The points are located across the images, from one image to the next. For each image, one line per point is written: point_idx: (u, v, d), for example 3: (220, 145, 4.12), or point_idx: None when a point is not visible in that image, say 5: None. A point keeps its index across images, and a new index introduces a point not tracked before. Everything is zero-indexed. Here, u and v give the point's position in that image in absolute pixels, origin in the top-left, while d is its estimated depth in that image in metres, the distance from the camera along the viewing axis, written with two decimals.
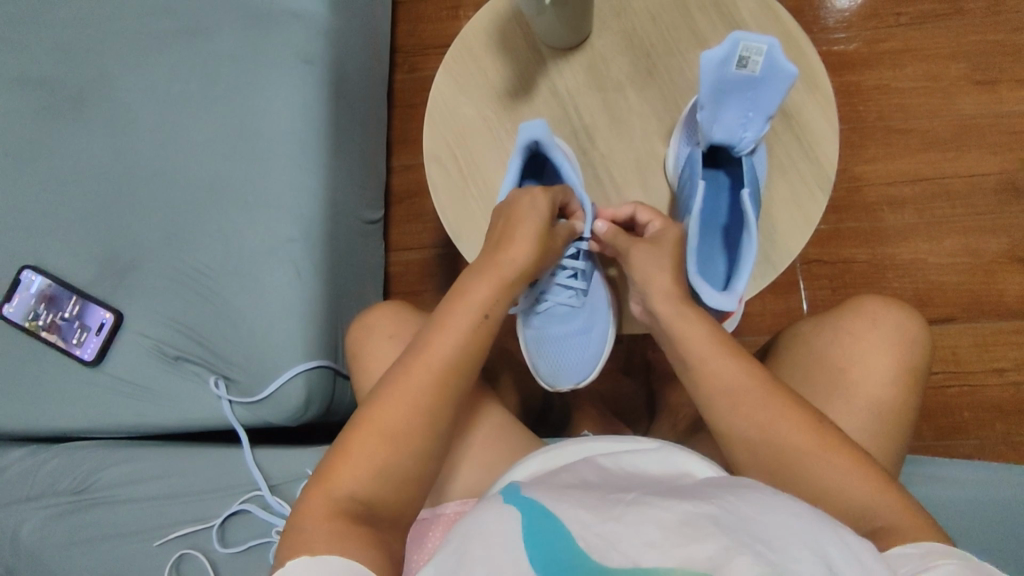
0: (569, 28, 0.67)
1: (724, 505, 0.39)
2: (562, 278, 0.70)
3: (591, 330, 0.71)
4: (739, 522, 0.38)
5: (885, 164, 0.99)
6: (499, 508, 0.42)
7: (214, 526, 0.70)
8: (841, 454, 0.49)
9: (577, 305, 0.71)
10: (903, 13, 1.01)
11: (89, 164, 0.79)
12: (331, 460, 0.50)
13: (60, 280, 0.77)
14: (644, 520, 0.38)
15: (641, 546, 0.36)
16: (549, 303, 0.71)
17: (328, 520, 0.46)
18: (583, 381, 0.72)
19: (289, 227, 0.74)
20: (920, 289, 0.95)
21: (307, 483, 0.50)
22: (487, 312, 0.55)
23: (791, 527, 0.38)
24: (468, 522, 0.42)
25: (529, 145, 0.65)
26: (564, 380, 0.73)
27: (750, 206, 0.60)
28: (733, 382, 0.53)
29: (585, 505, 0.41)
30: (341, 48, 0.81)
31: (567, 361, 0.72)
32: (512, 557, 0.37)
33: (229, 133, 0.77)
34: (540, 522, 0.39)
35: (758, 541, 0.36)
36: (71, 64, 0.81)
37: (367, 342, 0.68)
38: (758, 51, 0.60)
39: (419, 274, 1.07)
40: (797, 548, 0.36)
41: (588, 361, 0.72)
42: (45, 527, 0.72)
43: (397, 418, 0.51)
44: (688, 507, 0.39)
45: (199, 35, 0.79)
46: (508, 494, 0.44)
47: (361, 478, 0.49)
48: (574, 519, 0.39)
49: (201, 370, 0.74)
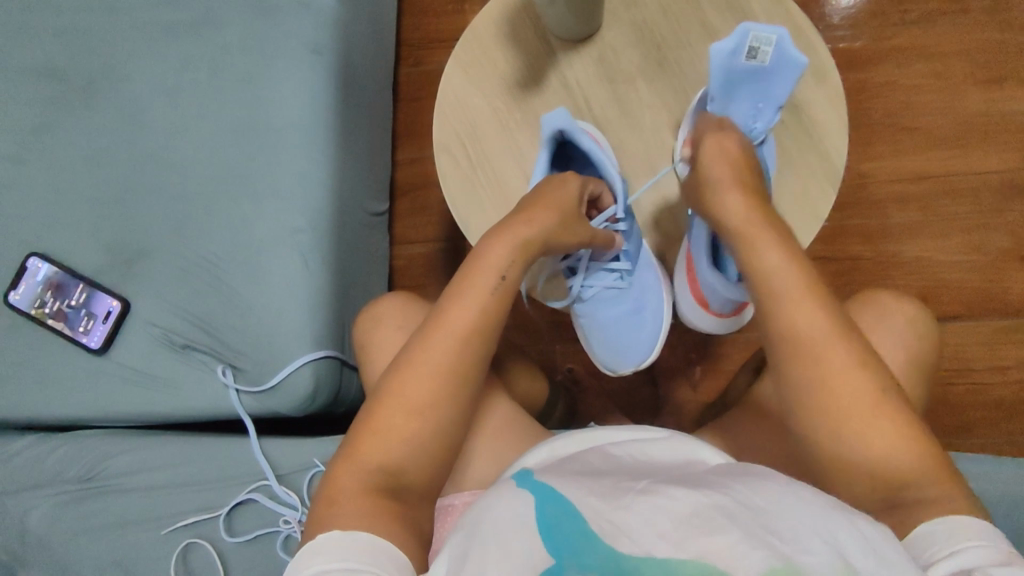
0: (579, 20, 0.67)
1: (736, 495, 0.39)
2: (604, 262, 0.70)
3: (644, 310, 0.71)
4: (751, 513, 0.38)
5: (890, 162, 0.99)
6: (511, 493, 0.42)
7: (221, 515, 0.70)
8: (885, 428, 0.47)
9: (623, 288, 0.71)
10: (909, 11, 1.01)
11: (96, 152, 0.78)
12: (348, 439, 0.50)
13: (66, 268, 0.76)
14: (656, 508, 0.38)
15: (652, 535, 0.36)
16: (595, 289, 0.71)
17: (357, 496, 0.47)
18: (645, 362, 0.72)
19: (297, 216, 0.74)
20: (925, 286, 0.96)
21: (337, 451, 0.51)
22: (504, 274, 0.55)
23: (802, 516, 0.38)
24: (482, 510, 0.42)
25: (554, 136, 0.65)
26: (624, 364, 0.73)
27: (763, 197, 0.60)
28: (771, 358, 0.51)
29: (596, 492, 0.41)
30: (350, 38, 0.81)
31: (624, 345, 0.73)
32: (523, 542, 0.38)
33: (237, 122, 0.76)
34: (551, 509, 0.39)
35: (770, 533, 0.36)
36: (77, 51, 0.81)
37: (375, 332, 0.68)
38: (768, 42, 0.60)
39: (424, 267, 1.06)
40: (810, 539, 0.36)
41: (646, 342, 0.72)
42: (50, 515, 0.72)
43: (424, 392, 0.51)
44: (699, 496, 0.39)
45: (207, 24, 0.79)
46: (520, 481, 0.44)
47: (387, 454, 0.49)
48: (585, 505, 0.39)
49: (208, 359, 0.74)
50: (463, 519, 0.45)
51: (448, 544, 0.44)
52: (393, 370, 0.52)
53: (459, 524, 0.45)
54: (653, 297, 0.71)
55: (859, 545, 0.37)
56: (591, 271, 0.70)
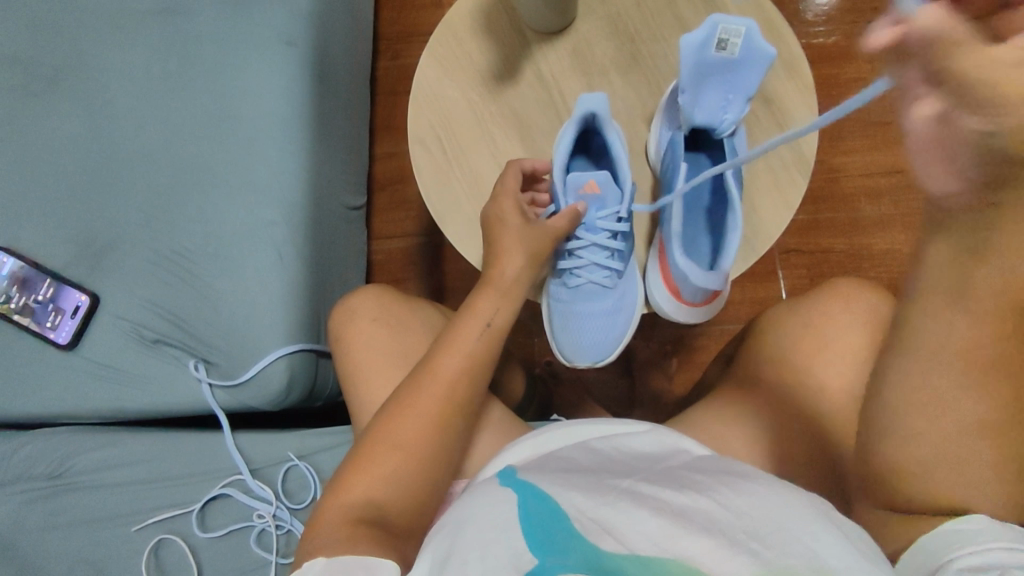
0: (554, 12, 0.67)
1: (717, 497, 0.40)
2: (598, 257, 0.68)
3: (620, 313, 0.70)
4: (734, 517, 0.38)
5: (863, 156, 1.01)
6: (499, 493, 0.43)
7: (194, 511, 0.70)
8: None
9: (609, 285, 0.69)
10: (880, 8, 1.03)
11: (64, 144, 0.77)
12: (319, 514, 0.51)
13: (32, 262, 0.75)
14: (639, 508, 0.38)
15: (633, 532, 0.37)
16: (581, 279, 0.69)
17: (335, 530, 0.48)
18: (601, 362, 0.72)
19: (271, 208, 0.73)
20: (895, 278, 0.98)
21: (344, 461, 0.54)
22: (489, 321, 0.58)
23: (784, 519, 0.38)
24: (466, 509, 0.43)
25: (586, 118, 0.66)
26: (582, 357, 0.72)
27: (733, 186, 0.61)
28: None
29: (580, 490, 0.42)
30: (325, 28, 0.80)
31: (587, 338, 0.71)
32: (504, 536, 0.38)
33: (210, 114, 0.75)
34: (535, 509, 0.40)
35: (752, 537, 0.36)
36: (43, 42, 0.79)
37: (349, 326, 0.67)
38: (737, 34, 0.61)
39: (402, 262, 1.06)
40: (789, 542, 0.36)
41: (610, 342, 0.71)
42: (16, 514, 0.71)
43: (383, 457, 0.52)
44: (683, 500, 0.39)
45: (179, 14, 0.78)
46: (507, 480, 0.45)
47: (371, 489, 0.51)
48: (569, 502, 0.40)
49: (181, 354, 0.73)
50: (444, 518, 0.45)
51: (429, 545, 0.43)
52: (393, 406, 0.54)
53: (441, 523, 0.44)
54: (631, 301, 0.70)
55: (838, 543, 0.36)
56: (585, 261, 0.68)
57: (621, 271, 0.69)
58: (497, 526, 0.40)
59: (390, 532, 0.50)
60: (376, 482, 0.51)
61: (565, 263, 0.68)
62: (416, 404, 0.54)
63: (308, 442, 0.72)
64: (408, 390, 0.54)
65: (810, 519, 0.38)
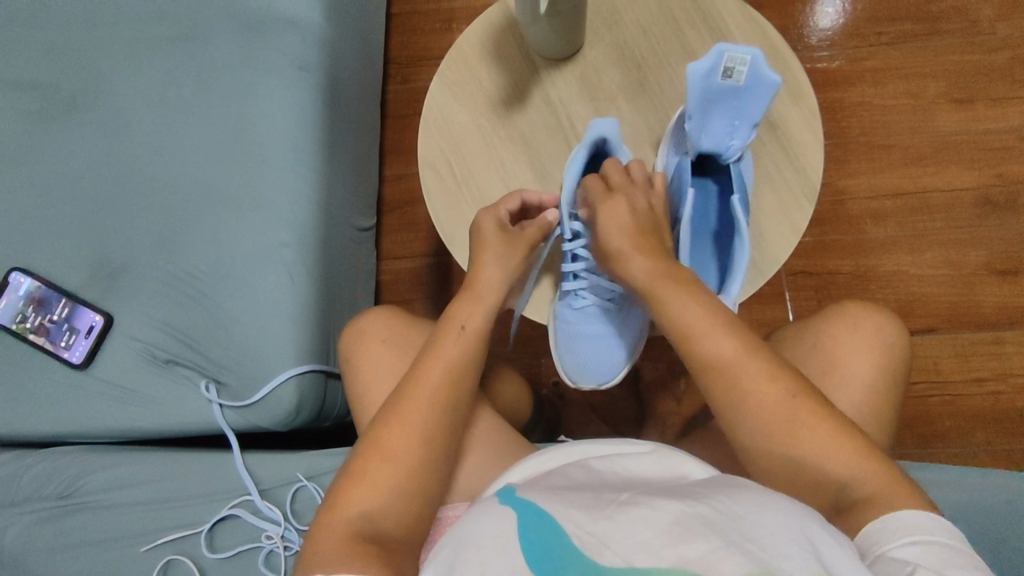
0: (561, 39, 0.68)
1: (715, 503, 0.39)
2: (602, 279, 0.68)
3: (625, 335, 0.69)
4: (730, 521, 0.37)
5: (868, 178, 1.02)
6: (496, 510, 0.42)
7: (203, 531, 0.70)
8: (845, 439, 0.48)
9: (614, 308, 0.69)
10: (883, 33, 1.04)
11: (81, 167, 0.79)
12: (316, 533, 0.49)
13: (49, 283, 0.76)
14: (636, 518, 0.38)
15: (633, 544, 0.36)
16: (585, 302, 0.69)
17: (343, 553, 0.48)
18: (606, 384, 0.71)
19: (281, 230, 0.74)
20: (902, 300, 0.98)
21: (336, 475, 0.53)
22: (463, 325, 0.59)
23: (780, 523, 0.37)
24: (464, 526, 0.42)
25: (595, 142, 0.67)
26: (587, 378, 0.72)
27: (739, 210, 0.61)
28: (736, 366, 0.51)
29: (578, 506, 0.41)
30: (336, 55, 0.82)
31: (593, 359, 0.70)
32: (503, 557, 0.38)
33: (223, 137, 0.77)
34: (532, 524, 0.39)
35: (748, 539, 0.36)
36: (64, 68, 0.81)
37: (359, 347, 0.68)
38: (743, 62, 0.61)
39: (410, 282, 1.07)
40: (786, 546, 0.36)
41: (615, 365, 0.70)
42: (26, 533, 0.71)
43: (391, 478, 0.52)
44: (680, 506, 0.39)
45: (194, 40, 0.80)
46: (503, 498, 0.44)
47: (368, 500, 0.51)
48: (567, 519, 0.39)
49: (192, 374, 0.74)
50: (445, 536, 0.44)
51: (431, 561, 0.43)
52: (387, 415, 0.55)
53: (440, 544, 0.43)
54: (636, 323, 0.69)
55: (834, 550, 0.37)
56: (589, 283, 0.68)
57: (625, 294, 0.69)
58: (497, 546, 0.39)
59: (398, 554, 0.50)
60: (385, 503, 0.51)
61: (570, 285, 0.68)
62: (423, 423, 0.54)
63: (315, 463, 0.72)
64: (412, 402, 0.54)
65: (808, 525, 0.38)
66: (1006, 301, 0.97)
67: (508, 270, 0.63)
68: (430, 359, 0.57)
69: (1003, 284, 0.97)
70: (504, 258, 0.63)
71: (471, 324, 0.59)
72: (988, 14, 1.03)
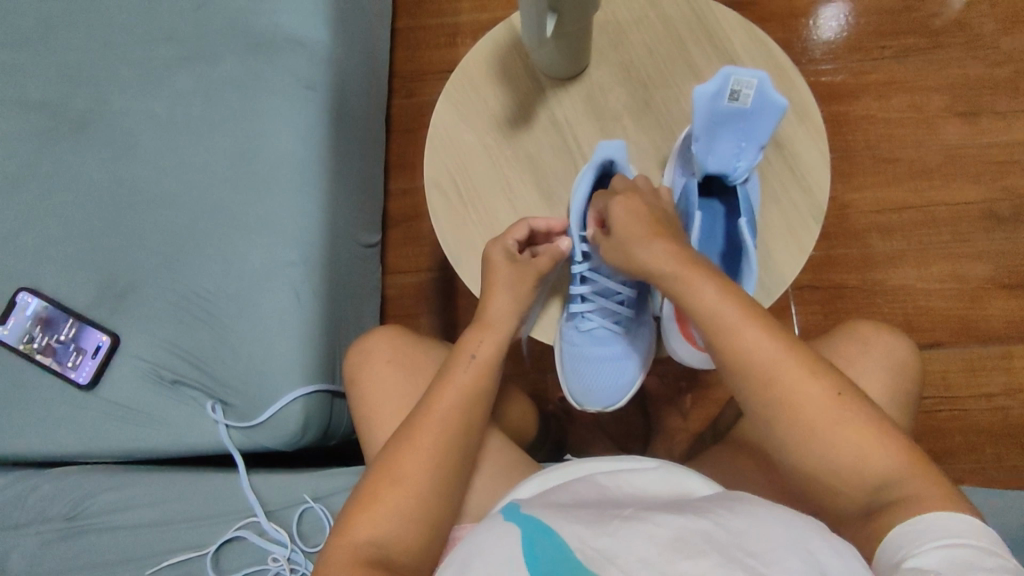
0: (567, 59, 0.68)
1: (718, 519, 0.39)
2: (609, 301, 0.69)
3: (630, 358, 0.70)
4: (734, 537, 0.37)
5: (873, 192, 1.01)
6: (500, 529, 0.41)
7: (209, 553, 0.69)
8: (857, 466, 0.48)
9: (620, 331, 0.70)
10: (887, 47, 1.05)
11: (89, 187, 0.79)
12: (326, 557, 0.50)
13: (56, 302, 0.76)
14: (640, 534, 0.37)
15: (636, 559, 0.35)
16: (592, 324, 0.69)
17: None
18: (611, 407, 0.70)
19: (288, 250, 0.74)
20: (909, 314, 0.97)
21: (346, 502, 0.53)
22: (474, 355, 0.59)
23: (781, 540, 0.37)
24: (470, 545, 0.42)
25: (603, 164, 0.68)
26: (591, 402, 0.71)
27: (747, 233, 0.61)
28: (746, 391, 0.51)
29: (581, 521, 0.40)
30: (343, 74, 0.82)
31: (598, 382, 0.70)
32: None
33: (230, 157, 0.77)
34: (540, 542, 0.38)
35: (750, 554, 0.35)
36: (72, 88, 0.82)
37: (365, 368, 0.67)
38: (749, 85, 0.62)
39: (415, 296, 1.07)
40: (788, 563, 0.35)
41: (620, 388, 0.70)
42: (31, 555, 0.71)
43: (399, 505, 0.52)
44: (684, 522, 0.38)
45: (201, 60, 0.80)
46: (508, 515, 0.43)
47: (376, 525, 0.51)
48: (572, 534, 0.38)
49: (198, 395, 0.74)
50: (449, 557, 0.43)
51: None
52: (395, 437, 0.55)
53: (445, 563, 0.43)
54: (641, 347, 0.70)
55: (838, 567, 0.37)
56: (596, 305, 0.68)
57: (630, 317, 0.70)
58: (501, 564, 0.38)
59: None
60: (394, 528, 0.51)
61: (579, 307, 0.68)
62: (433, 448, 0.54)
63: (322, 484, 0.72)
64: (418, 424, 0.55)
65: (811, 540, 0.38)
66: (1014, 314, 0.96)
67: (517, 296, 0.63)
68: (441, 383, 0.57)
69: (1010, 297, 0.97)
70: (513, 283, 0.63)
71: (483, 353, 0.59)
72: (991, 28, 1.03)
